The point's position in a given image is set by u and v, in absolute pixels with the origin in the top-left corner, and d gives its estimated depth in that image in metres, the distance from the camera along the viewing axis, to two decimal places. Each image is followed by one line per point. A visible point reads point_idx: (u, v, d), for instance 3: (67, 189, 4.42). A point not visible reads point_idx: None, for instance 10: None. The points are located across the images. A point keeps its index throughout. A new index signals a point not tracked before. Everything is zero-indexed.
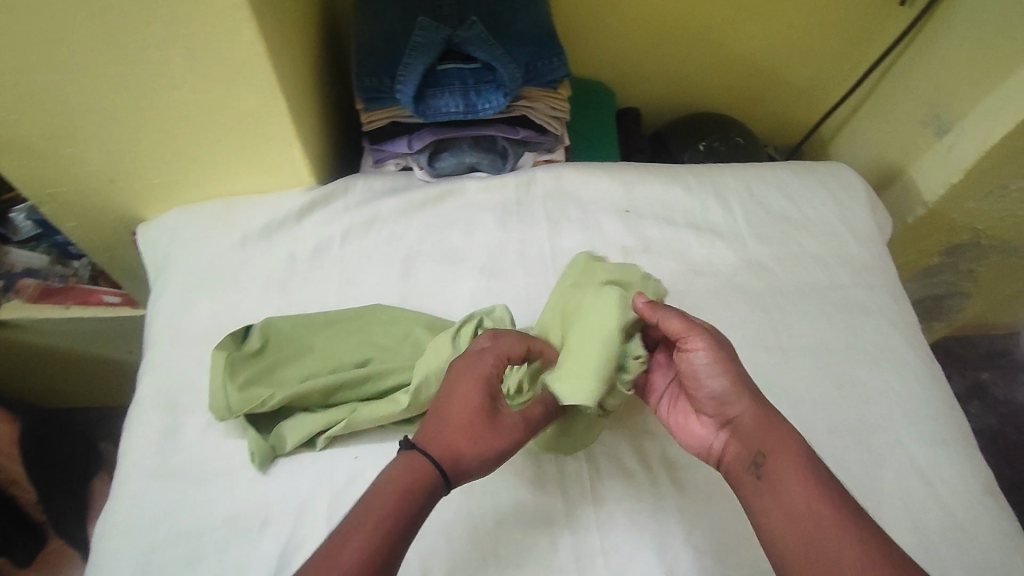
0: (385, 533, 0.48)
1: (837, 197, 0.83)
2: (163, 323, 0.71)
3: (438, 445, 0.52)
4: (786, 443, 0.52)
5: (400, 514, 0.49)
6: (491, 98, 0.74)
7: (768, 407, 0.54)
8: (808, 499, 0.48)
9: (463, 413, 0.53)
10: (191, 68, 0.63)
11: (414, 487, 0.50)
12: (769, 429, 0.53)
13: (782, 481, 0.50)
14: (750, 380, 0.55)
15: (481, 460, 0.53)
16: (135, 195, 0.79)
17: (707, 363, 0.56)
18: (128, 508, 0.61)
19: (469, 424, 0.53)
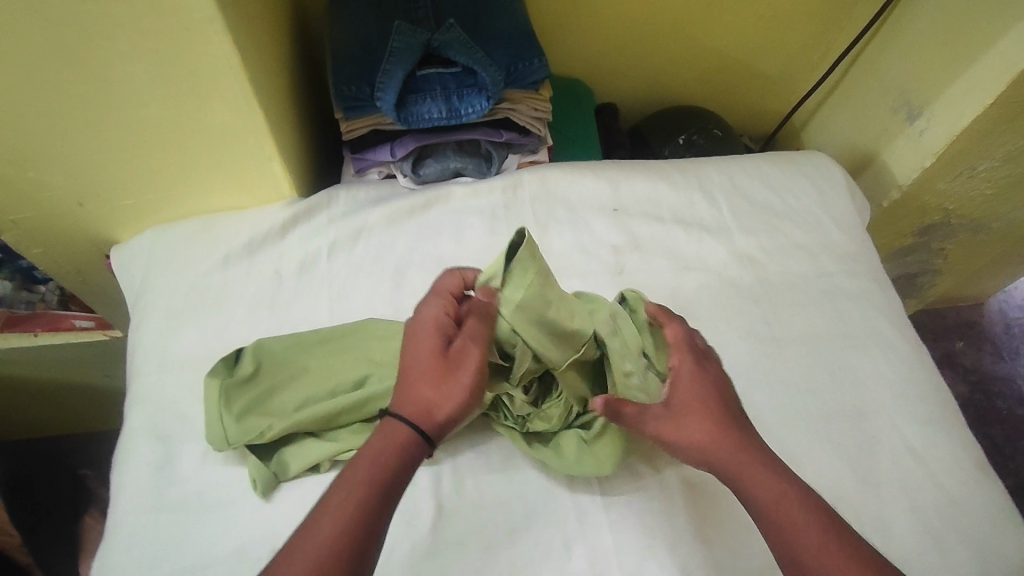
0: (366, 500, 0.48)
1: (817, 185, 0.85)
2: (148, 351, 0.68)
3: (405, 399, 0.53)
4: (765, 492, 0.51)
5: (381, 482, 0.49)
6: (473, 102, 0.73)
7: (743, 453, 0.53)
8: (803, 545, 0.48)
9: (421, 361, 0.54)
10: (160, 84, 0.60)
11: (388, 453, 0.50)
12: (744, 476, 0.52)
13: (771, 532, 0.50)
14: (718, 430, 0.54)
15: (453, 399, 0.53)
16: (105, 217, 0.75)
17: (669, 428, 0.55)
18: (126, 546, 0.59)
19: (429, 370, 0.54)
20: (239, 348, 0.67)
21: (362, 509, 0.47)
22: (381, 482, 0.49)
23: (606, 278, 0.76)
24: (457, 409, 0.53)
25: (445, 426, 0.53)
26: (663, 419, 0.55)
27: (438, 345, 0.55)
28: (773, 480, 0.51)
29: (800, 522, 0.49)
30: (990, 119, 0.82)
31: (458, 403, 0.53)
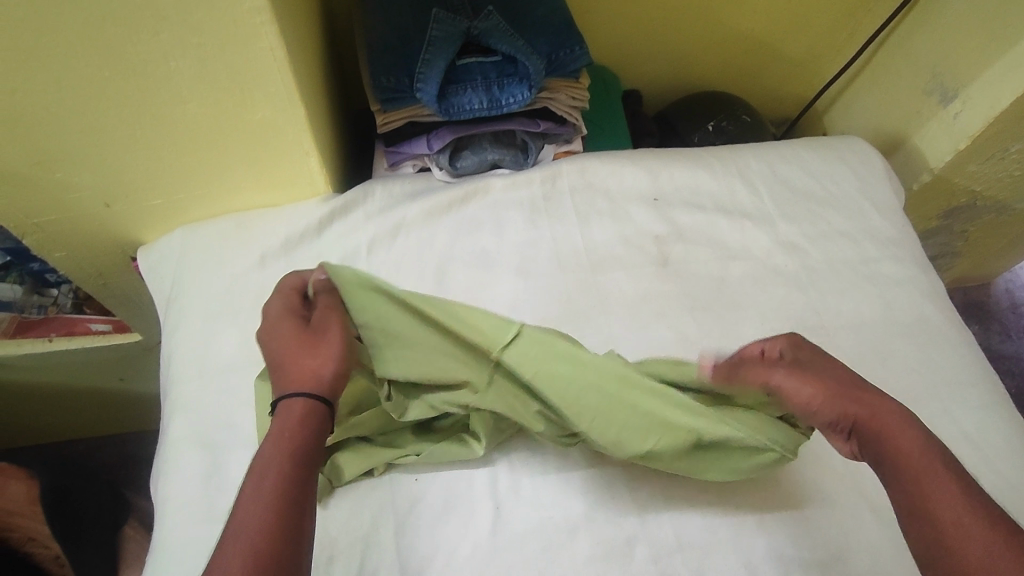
0: (286, 477, 0.46)
1: (856, 170, 0.84)
2: (187, 356, 0.66)
3: (287, 379, 0.52)
4: (907, 447, 0.50)
5: (291, 455, 0.47)
6: (515, 92, 0.71)
7: (884, 409, 0.53)
8: (940, 496, 0.47)
9: (288, 344, 0.54)
10: (200, 78, 0.58)
11: (294, 428, 0.49)
12: (884, 431, 0.51)
13: (903, 486, 0.49)
14: (855, 390, 0.54)
15: (335, 361, 0.53)
16: (132, 218, 0.72)
17: (799, 390, 0.55)
18: (175, 560, 0.56)
19: (298, 347, 0.53)
20: None
21: (280, 483, 0.46)
22: (294, 456, 0.47)
23: (651, 269, 0.74)
24: (343, 368, 0.53)
25: (338, 390, 0.53)
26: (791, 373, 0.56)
27: (296, 327, 0.55)
28: (915, 438, 0.50)
29: (933, 473, 0.48)
30: None
31: (341, 365, 0.53)
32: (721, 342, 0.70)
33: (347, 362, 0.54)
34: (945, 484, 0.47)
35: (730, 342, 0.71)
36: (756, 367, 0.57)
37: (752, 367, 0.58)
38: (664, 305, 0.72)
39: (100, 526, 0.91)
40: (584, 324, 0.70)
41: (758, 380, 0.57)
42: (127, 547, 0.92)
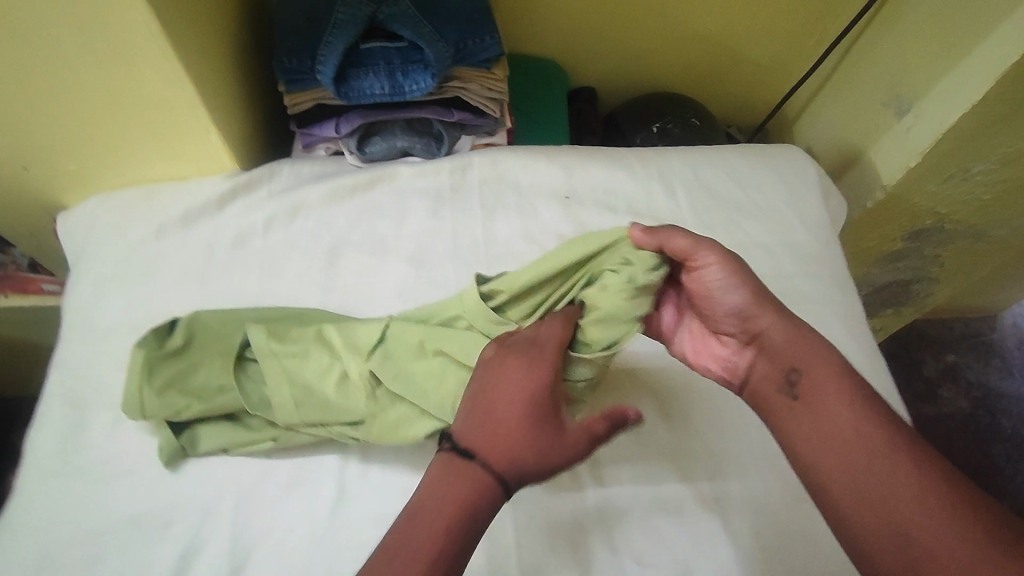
0: (443, 550, 0.44)
1: (786, 181, 0.80)
2: (77, 317, 0.68)
3: (507, 464, 0.47)
4: (823, 368, 0.52)
5: (456, 529, 0.44)
6: (418, 79, 0.71)
7: (797, 320, 0.56)
8: (845, 415, 0.49)
9: (529, 427, 0.48)
10: (84, 47, 0.59)
11: (471, 502, 0.45)
12: (800, 351, 0.54)
13: (826, 408, 0.50)
14: (769, 294, 0.57)
15: (549, 468, 0.48)
16: (50, 182, 0.75)
17: (718, 277, 0.57)
18: (28, 509, 0.60)
19: (533, 434, 0.48)
20: (175, 318, 0.66)
21: (448, 547, 0.44)
22: (457, 528, 0.44)
23: None
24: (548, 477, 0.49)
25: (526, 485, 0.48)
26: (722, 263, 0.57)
27: (545, 412, 0.49)
28: (832, 358, 0.53)
29: (835, 393, 0.51)
30: (980, 118, 0.76)
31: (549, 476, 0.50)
32: None
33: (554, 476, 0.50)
34: (862, 407, 0.49)
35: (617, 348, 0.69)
36: (683, 237, 0.57)
37: (681, 238, 0.57)
38: None
39: None
40: None
41: (683, 249, 0.57)
42: None
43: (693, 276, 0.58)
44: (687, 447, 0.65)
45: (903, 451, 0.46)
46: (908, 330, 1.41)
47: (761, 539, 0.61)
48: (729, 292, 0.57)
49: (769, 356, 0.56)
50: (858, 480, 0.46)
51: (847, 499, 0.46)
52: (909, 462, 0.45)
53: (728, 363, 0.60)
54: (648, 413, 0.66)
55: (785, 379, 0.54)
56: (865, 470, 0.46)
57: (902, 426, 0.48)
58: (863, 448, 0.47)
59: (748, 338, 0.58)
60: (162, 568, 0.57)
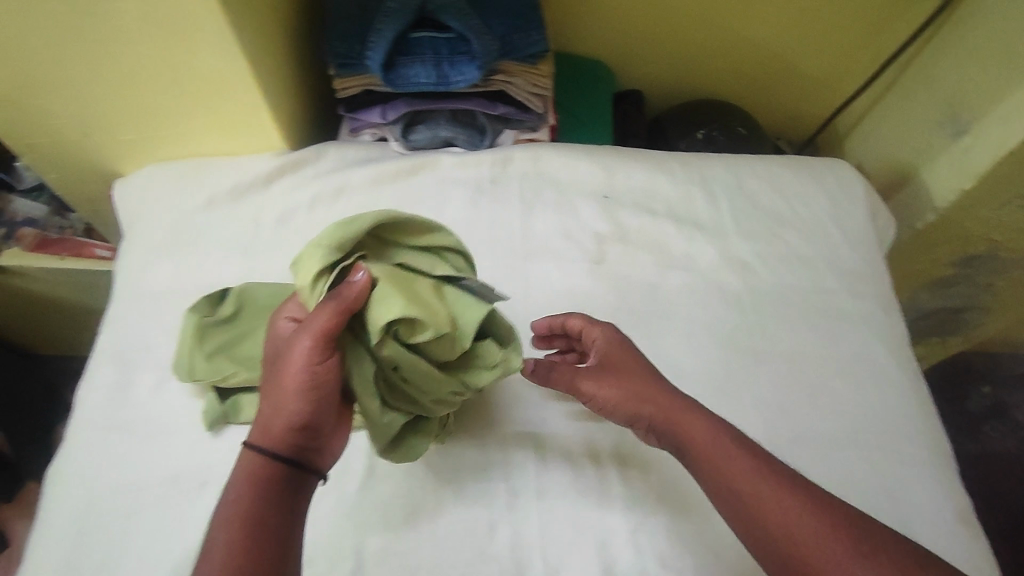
0: (237, 532, 0.47)
1: (832, 195, 0.78)
2: (128, 280, 0.71)
3: (257, 429, 0.50)
4: (698, 433, 0.53)
5: (244, 512, 0.47)
6: (463, 70, 0.72)
7: (670, 395, 0.55)
8: (727, 470, 0.51)
9: (271, 390, 0.51)
10: (146, 20, 0.61)
11: (241, 482, 0.49)
12: (676, 418, 0.54)
13: (707, 472, 0.52)
14: (647, 389, 0.56)
15: (288, 412, 0.50)
16: (108, 149, 0.79)
17: (601, 395, 0.58)
18: (78, 458, 0.62)
19: (273, 393, 0.50)
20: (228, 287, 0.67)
21: (241, 529, 0.47)
22: (243, 510, 0.47)
23: (584, 266, 0.73)
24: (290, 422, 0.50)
25: (285, 438, 0.50)
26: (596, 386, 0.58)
27: (275, 366, 0.52)
28: (700, 419, 0.54)
29: (715, 452, 0.52)
30: None
31: (323, 407, 0.51)
32: None
33: (330, 398, 0.51)
34: (740, 460, 0.51)
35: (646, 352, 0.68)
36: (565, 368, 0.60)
37: (564, 372, 0.60)
38: (588, 304, 0.71)
39: None
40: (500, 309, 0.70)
41: (566, 383, 0.59)
42: None
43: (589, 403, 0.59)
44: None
45: (781, 497, 0.48)
46: (951, 362, 1.34)
47: None
48: (613, 413, 0.58)
49: (660, 439, 0.56)
50: (760, 537, 0.48)
51: (759, 557, 0.49)
52: (791, 507, 0.48)
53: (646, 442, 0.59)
54: None
55: (678, 453, 0.54)
56: (755, 523, 0.49)
57: (769, 463, 0.51)
58: (750, 505, 0.49)
59: (641, 429, 0.57)
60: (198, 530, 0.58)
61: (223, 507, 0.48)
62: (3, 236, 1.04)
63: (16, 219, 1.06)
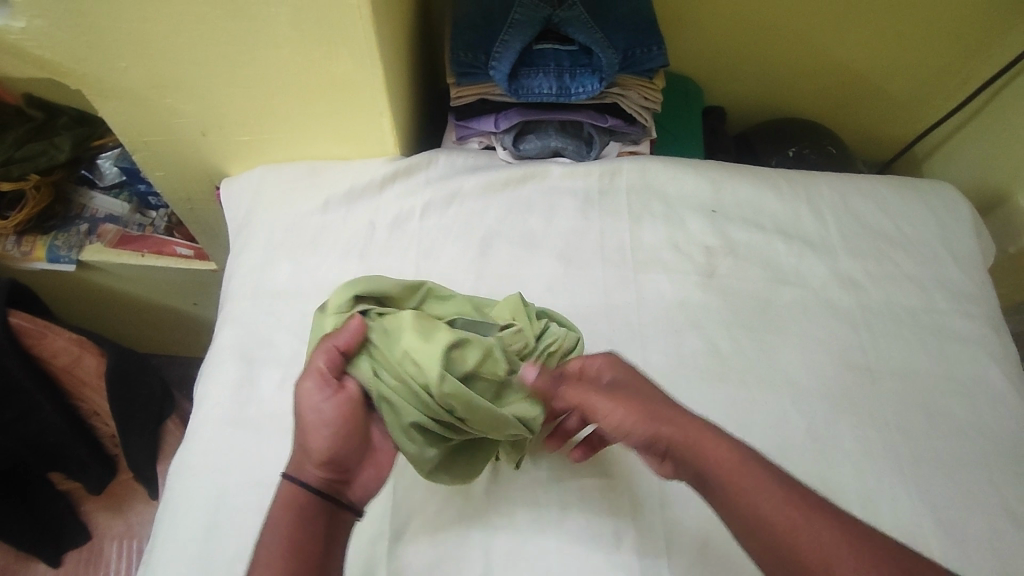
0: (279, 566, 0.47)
1: (938, 216, 0.79)
2: (245, 278, 0.72)
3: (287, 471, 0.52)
4: (720, 459, 0.48)
5: (284, 546, 0.48)
6: (585, 82, 0.74)
7: (695, 425, 0.50)
8: (754, 497, 0.46)
9: (296, 434, 0.53)
10: (294, 26, 0.63)
11: (279, 519, 0.50)
12: (697, 442, 0.49)
13: (735, 502, 0.46)
14: (662, 408, 0.52)
15: (312, 446, 0.51)
16: (221, 148, 0.80)
17: (608, 404, 0.52)
18: (204, 451, 0.62)
19: (298, 435, 0.52)
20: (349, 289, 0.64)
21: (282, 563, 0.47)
22: (282, 546, 0.48)
23: (694, 278, 0.73)
24: (314, 454, 0.51)
25: (313, 472, 0.51)
26: (610, 405, 0.52)
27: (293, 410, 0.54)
28: (723, 444, 0.49)
29: (740, 479, 0.47)
30: None
31: (343, 435, 0.52)
32: (749, 362, 0.69)
33: (347, 428, 0.52)
34: (765, 484, 0.46)
35: (763, 365, 0.69)
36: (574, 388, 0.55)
37: (570, 378, 0.55)
38: (701, 315, 0.71)
39: (147, 418, 0.92)
40: (615, 318, 0.70)
41: (575, 399, 0.54)
42: (166, 441, 0.97)
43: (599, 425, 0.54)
44: (836, 469, 0.63)
45: (821, 524, 0.44)
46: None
47: None
48: (627, 430, 0.52)
49: (683, 469, 0.51)
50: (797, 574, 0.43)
51: None
52: (826, 534, 0.43)
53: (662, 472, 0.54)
54: (796, 430, 0.65)
55: (698, 480, 0.49)
56: (790, 558, 0.43)
57: (797, 488, 0.46)
58: (783, 535, 0.44)
59: (659, 454, 0.52)
60: None
61: (266, 544, 0.48)
62: (85, 232, 1.04)
63: (96, 215, 1.06)
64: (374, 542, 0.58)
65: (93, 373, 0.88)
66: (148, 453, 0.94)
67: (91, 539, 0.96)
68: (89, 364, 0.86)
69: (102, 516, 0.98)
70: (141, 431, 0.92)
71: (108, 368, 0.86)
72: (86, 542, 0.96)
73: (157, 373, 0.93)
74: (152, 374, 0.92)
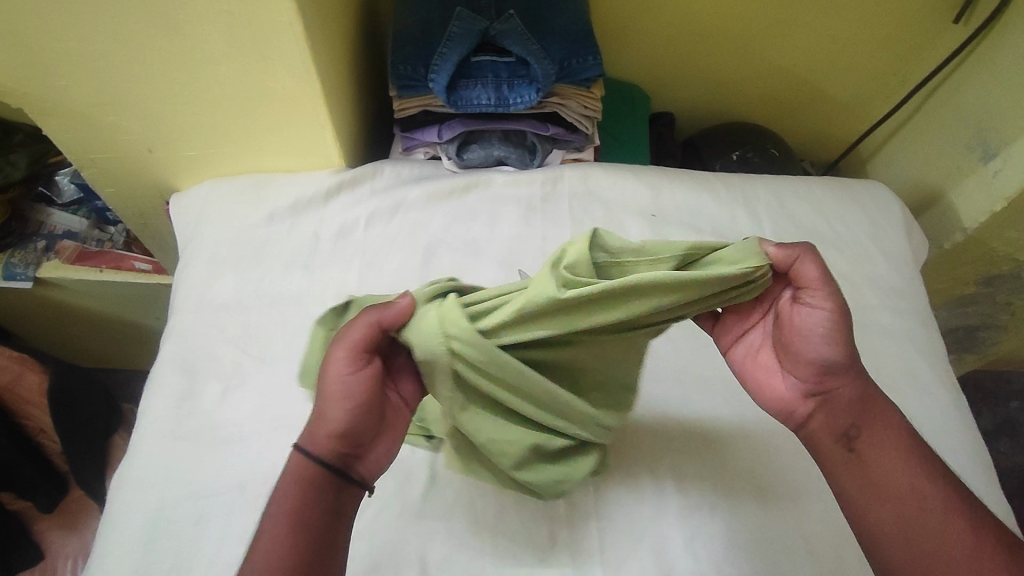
0: (287, 536, 0.48)
1: (868, 214, 0.82)
2: (190, 292, 0.73)
3: (303, 435, 0.51)
4: (885, 428, 0.51)
5: (293, 518, 0.48)
6: (523, 92, 0.75)
7: (871, 391, 0.52)
8: (894, 470, 0.50)
9: (316, 397, 0.51)
10: (230, 44, 0.64)
11: (290, 487, 0.49)
12: (870, 407, 0.52)
13: (883, 470, 0.50)
14: (858, 356, 0.52)
15: (334, 419, 0.49)
16: (169, 164, 0.81)
17: (823, 327, 0.50)
18: (147, 464, 0.63)
19: (316, 402, 0.50)
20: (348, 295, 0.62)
21: (290, 532, 0.48)
22: (292, 517, 0.48)
23: None
24: (335, 427, 0.49)
25: (331, 445, 0.50)
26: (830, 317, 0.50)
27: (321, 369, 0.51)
28: (894, 417, 0.52)
29: (888, 452, 0.50)
30: None
31: (365, 415, 0.50)
32: (686, 361, 0.70)
33: (370, 409, 0.50)
34: (910, 463, 0.50)
35: (698, 364, 0.71)
36: (812, 270, 0.49)
37: (812, 267, 0.49)
38: None
39: (94, 430, 0.94)
40: None
41: (805, 284, 0.50)
42: (112, 452, 0.98)
43: (792, 317, 0.51)
44: (768, 463, 0.65)
45: (960, 523, 0.48)
46: (982, 372, 1.28)
47: (843, 561, 0.61)
48: (824, 346, 0.50)
49: (830, 413, 0.52)
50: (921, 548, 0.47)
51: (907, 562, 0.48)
52: (958, 525, 0.48)
53: (785, 402, 0.54)
54: (730, 427, 0.67)
55: (843, 434, 0.52)
56: (917, 529, 0.48)
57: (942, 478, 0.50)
58: (917, 512, 0.48)
59: (820, 387, 0.52)
60: None
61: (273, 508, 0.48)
62: (42, 249, 1.04)
63: (55, 232, 1.05)
64: None
65: (35, 391, 0.89)
66: (97, 466, 0.95)
67: (45, 558, 0.95)
68: (30, 383, 0.89)
69: (56, 535, 0.97)
70: (89, 445, 0.94)
71: (51, 385, 0.88)
72: (40, 561, 0.95)
73: (103, 386, 0.96)
74: (99, 387, 0.95)
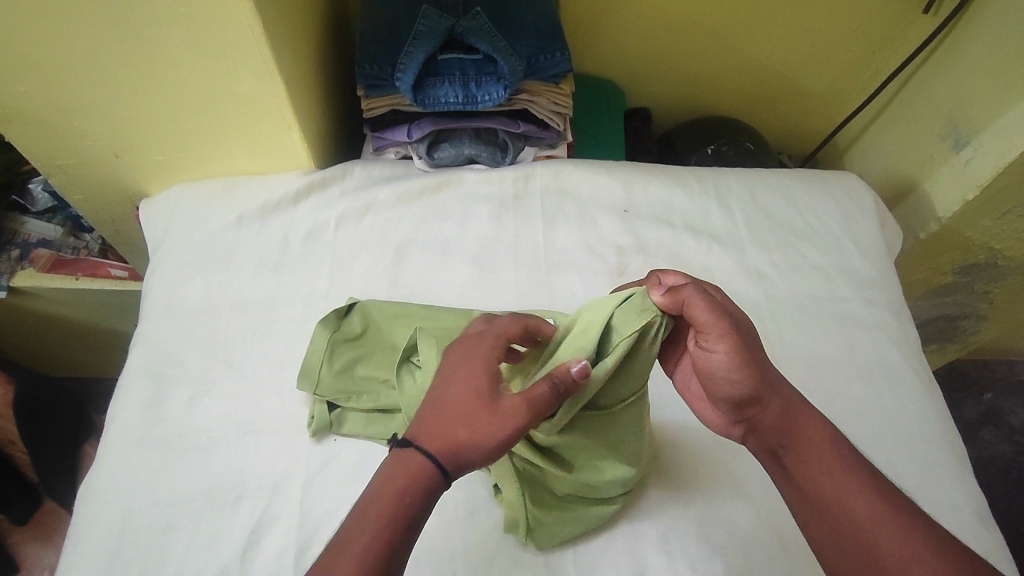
0: (388, 538, 0.45)
1: (841, 205, 0.82)
2: (159, 298, 0.72)
3: (445, 447, 0.47)
4: (813, 436, 0.51)
5: (399, 522, 0.45)
6: (491, 90, 0.75)
7: (795, 402, 0.51)
8: (823, 480, 0.49)
9: (478, 415, 0.47)
10: (189, 46, 0.64)
11: (406, 490, 0.46)
12: (795, 417, 0.51)
13: (809, 481, 0.49)
14: (774, 376, 0.52)
15: (494, 452, 0.47)
16: (138, 169, 0.80)
17: (725, 363, 0.51)
18: (114, 472, 0.63)
19: (473, 415, 0.47)
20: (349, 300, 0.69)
21: (394, 533, 0.45)
22: (399, 520, 0.45)
23: (606, 277, 0.75)
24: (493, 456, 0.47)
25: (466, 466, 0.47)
26: (728, 351, 0.50)
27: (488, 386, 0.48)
28: (819, 422, 0.51)
29: (815, 460, 0.49)
30: None
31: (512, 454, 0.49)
32: None
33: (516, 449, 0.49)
34: (839, 470, 0.49)
35: None
36: (701, 314, 0.50)
37: (700, 309, 0.50)
38: None
39: (63, 439, 0.93)
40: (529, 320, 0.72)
41: (700, 324, 0.50)
42: (82, 464, 0.95)
43: (698, 356, 0.53)
44: (740, 457, 0.65)
45: (893, 523, 0.46)
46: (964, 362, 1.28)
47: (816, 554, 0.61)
48: (732, 379, 0.51)
49: (758, 436, 0.52)
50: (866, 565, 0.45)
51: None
52: (902, 530, 0.45)
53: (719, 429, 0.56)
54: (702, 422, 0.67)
55: (772, 453, 0.51)
56: (856, 542, 0.46)
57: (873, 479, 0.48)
58: (853, 522, 0.47)
59: (742, 413, 0.53)
60: (234, 542, 0.59)
61: (375, 506, 0.45)
62: (16, 257, 1.02)
63: (29, 239, 1.03)
64: (280, 555, 0.58)
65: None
66: (67, 477, 0.93)
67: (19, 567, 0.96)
68: None
69: (31, 546, 0.97)
70: (57, 456, 0.92)
71: (16, 395, 0.89)
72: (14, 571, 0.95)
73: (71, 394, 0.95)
74: (66, 396, 0.95)
